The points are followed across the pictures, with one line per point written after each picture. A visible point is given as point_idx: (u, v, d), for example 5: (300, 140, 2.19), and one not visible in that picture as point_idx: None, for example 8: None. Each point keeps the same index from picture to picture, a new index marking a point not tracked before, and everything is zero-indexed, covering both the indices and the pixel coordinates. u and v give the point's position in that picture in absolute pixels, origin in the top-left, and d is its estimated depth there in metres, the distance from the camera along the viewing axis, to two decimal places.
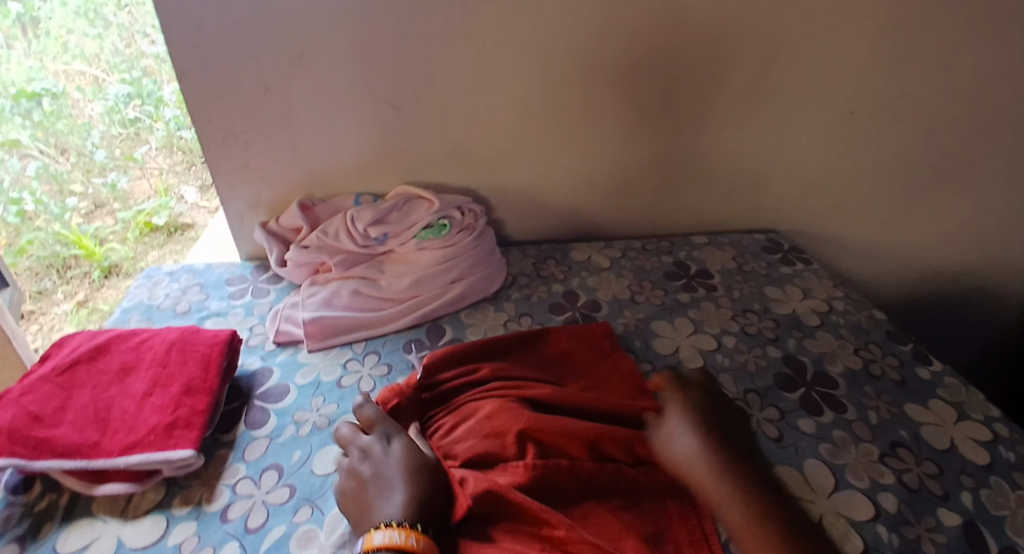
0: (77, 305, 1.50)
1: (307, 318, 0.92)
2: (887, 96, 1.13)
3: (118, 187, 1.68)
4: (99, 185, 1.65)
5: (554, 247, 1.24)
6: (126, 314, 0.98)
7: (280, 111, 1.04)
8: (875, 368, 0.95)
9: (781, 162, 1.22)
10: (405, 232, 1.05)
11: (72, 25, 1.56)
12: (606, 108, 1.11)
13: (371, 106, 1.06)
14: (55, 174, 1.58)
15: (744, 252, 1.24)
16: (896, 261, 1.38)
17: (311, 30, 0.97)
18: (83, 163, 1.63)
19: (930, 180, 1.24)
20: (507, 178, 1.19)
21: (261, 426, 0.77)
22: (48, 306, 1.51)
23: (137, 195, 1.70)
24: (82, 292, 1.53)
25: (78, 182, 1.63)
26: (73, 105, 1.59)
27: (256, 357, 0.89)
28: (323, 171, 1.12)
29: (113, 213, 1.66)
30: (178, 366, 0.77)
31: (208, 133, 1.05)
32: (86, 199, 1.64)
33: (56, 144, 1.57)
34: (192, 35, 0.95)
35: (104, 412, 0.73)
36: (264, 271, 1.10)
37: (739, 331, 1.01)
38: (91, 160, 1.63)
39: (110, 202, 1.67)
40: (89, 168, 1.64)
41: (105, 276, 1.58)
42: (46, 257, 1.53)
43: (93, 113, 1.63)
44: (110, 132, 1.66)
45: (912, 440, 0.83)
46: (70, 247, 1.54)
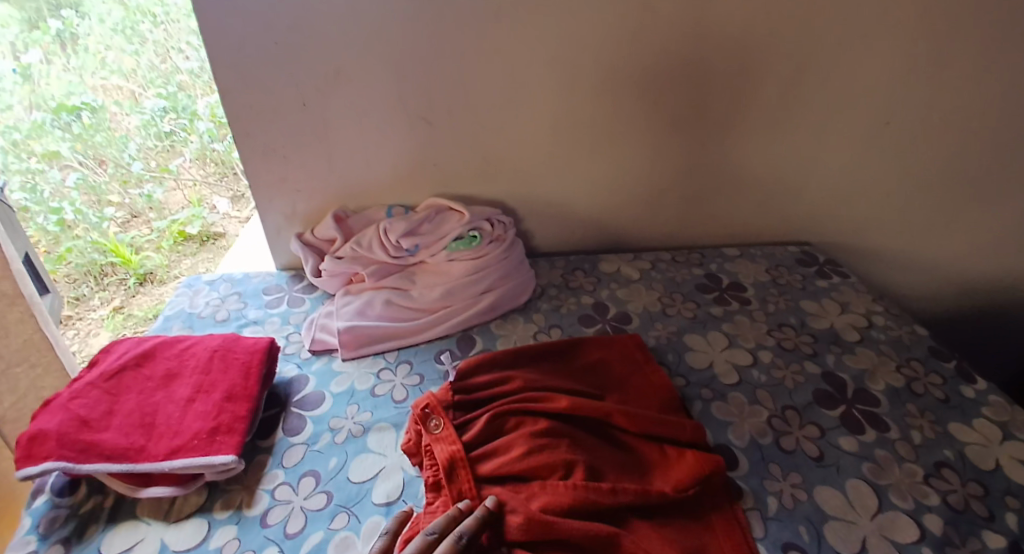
0: (112, 310, 1.50)
1: (341, 327, 0.94)
2: (925, 106, 1.11)
3: (153, 197, 1.71)
4: (136, 196, 1.68)
5: (583, 259, 1.24)
6: (168, 321, 1.00)
7: (317, 126, 1.07)
8: (917, 386, 0.92)
9: (815, 174, 1.21)
10: (437, 243, 1.06)
11: (110, 42, 1.66)
12: (637, 120, 1.11)
13: (405, 121, 1.07)
14: (93, 185, 1.64)
15: (777, 264, 1.23)
16: (934, 275, 1.34)
17: (348, 47, 0.99)
18: (120, 174, 1.68)
19: (970, 191, 1.21)
20: (537, 190, 1.19)
21: (299, 432, 0.78)
22: (85, 312, 1.50)
23: (171, 206, 1.74)
24: (118, 299, 1.53)
25: (116, 193, 1.67)
26: (111, 119, 1.67)
27: (293, 365, 0.90)
28: (357, 184, 1.14)
29: (149, 223, 1.68)
30: (220, 372, 0.79)
31: (248, 146, 1.08)
32: (122, 209, 1.68)
33: (94, 156, 1.64)
34: (237, 53, 0.99)
35: (149, 417, 0.75)
36: (299, 281, 1.12)
37: (775, 346, 0.99)
38: (127, 171, 1.68)
39: (145, 212, 1.70)
40: (126, 178, 1.68)
41: (140, 283, 1.59)
42: (85, 265, 1.53)
43: (130, 126, 1.70)
44: (147, 144, 1.72)
45: (957, 460, 0.80)
46: (107, 255, 1.55)
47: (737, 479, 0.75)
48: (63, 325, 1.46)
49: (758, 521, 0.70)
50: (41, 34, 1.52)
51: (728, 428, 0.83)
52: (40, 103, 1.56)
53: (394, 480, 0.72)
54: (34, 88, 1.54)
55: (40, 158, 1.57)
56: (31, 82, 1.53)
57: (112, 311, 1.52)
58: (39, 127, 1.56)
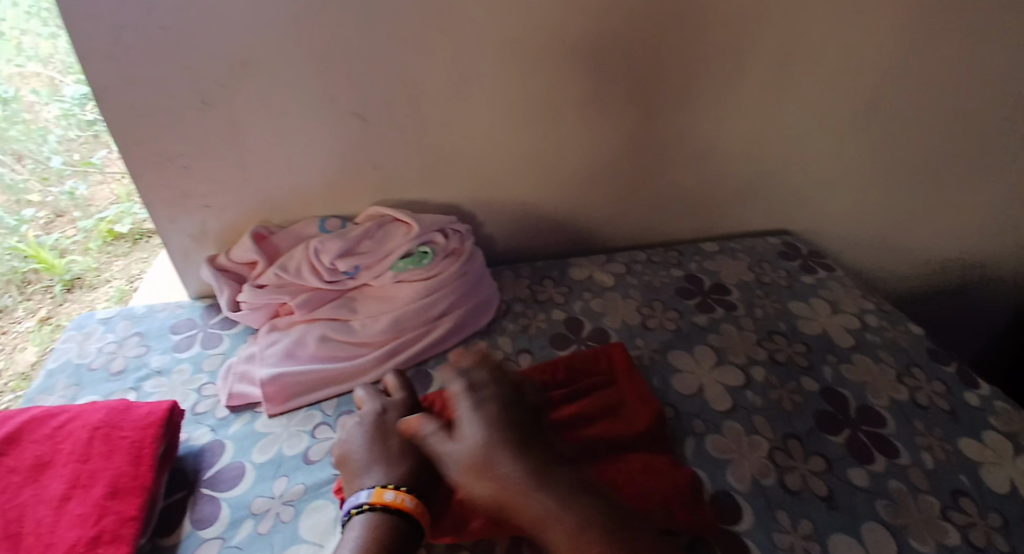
0: (40, 322, 1.25)
1: (264, 377, 0.78)
2: (913, 85, 1.01)
3: (78, 194, 1.42)
4: (58, 193, 1.40)
5: (551, 264, 1.11)
6: (51, 377, 0.83)
7: (223, 129, 0.89)
8: (922, 398, 0.85)
9: (795, 160, 1.10)
10: (381, 263, 0.90)
11: (25, 26, 1.30)
12: (604, 108, 0.98)
13: (333, 118, 0.91)
14: (10, 184, 1.34)
15: (759, 260, 1.12)
16: (917, 259, 1.28)
17: (254, 32, 0.81)
18: (40, 170, 1.38)
19: (955, 173, 1.13)
20: (495, 191, 1.05)
21: (212, 523, 0.63)
22: (7, 325, 1.26)
23: (98, 201, 1.45)
24: (47, 308, 1.29)
25: (36, 191, 1.38)
26: (28, 108, 1.34)
27: (206, 428, 0.75)
28: (279, 194, 0.97)
29: (75, 222, 1.42)
30: (103, 459, 0.63)
31: (138, 156, 0.90)
32: (44, 209, 1.40)
33: (10, 150, 1.33)
34: (110, 44, 0.79)
35: (14, 525, 0.58)
36: (216, 313, 0.95)
37: (768, 361, 0.89)
38: (47, 166, 1.39)
39: (70, 210, 1.43)
40: (46, 175, 1.39)
41: (68, 290, 1.34)
42: (3, 273, 1.28)
43: (49, 117, 1.37)
44: (69, 135, 1.41)
45: (973, 487, 0.74)
46: (28, 261, 1.31)
47: (743, 535, 0.65)
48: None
49: None
50: None
51: (727, 468, 0.73)
52: None
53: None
54: None
55: None
56: None
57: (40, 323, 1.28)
58: None
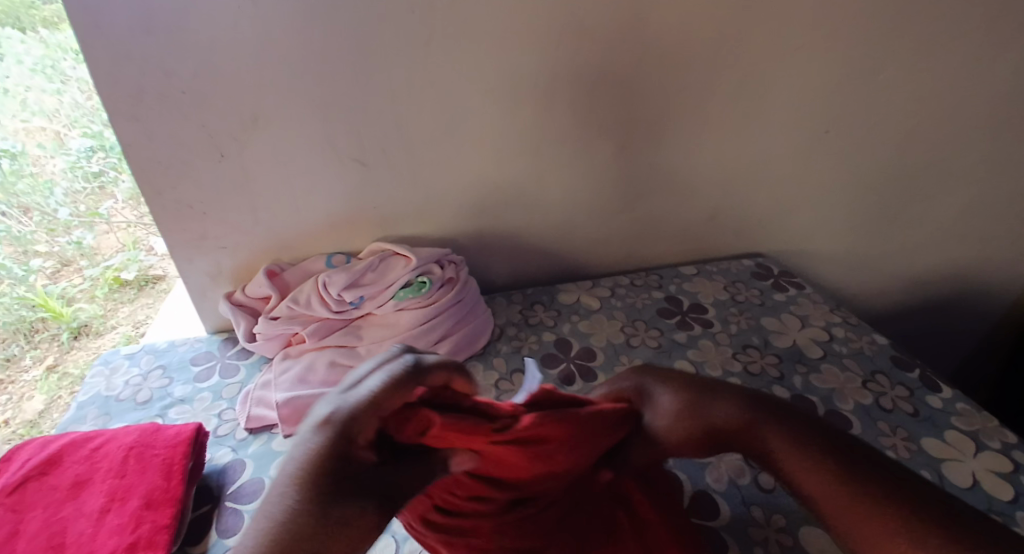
0: (46, 370, 1.34)
1: (280, 399, 0.85)
2: (861, 115, 1.12)
3: (84, 243, 1.46)
4: (64, 243, 1.44)
5: (541, 291, 1.19)
6: (81, 409, 0.89)
7: (237, 176, 0.98)
8: (886, 401, 0.90)
9: (761, 186, 1.20)
10: (382, 293, 0.99)
11: (30, 82, 1.32)
12: (581, 145, 1.08)
13: (337, 164, 1.00)
14: (18, 236, 1.37)
15: (734, 280, 1.20)
16: (886, 273, 1.36)
17: (267, 92, 0.92)
18: (46, 223, 1.41)
19: (912, 191, 1.22)
20: (486, 224, 1.14)
21: (235, 532, 0.69)
22: (16, 373, 1.33)
23: (105, 250, 1.49)
24: (53, 355, 1.36)
25: (43, 242, 1.41)
26: (34, 162, 1.38)
27: (227, 449, 0.81)
28: (289, 234, 1.06)
29: (81, 271, 1.46)
30: (137, 475, 0.70)
31: (161, 205, 0.99)
32: (51, 259, 1.43)
33: (18, 204, 1.36)
34: (139, 107, 0.90)
35: (57, 537, 0.65)
36: (233, 345, 1.02)
37: (742, 372, 0.96)
38: (53, 219, 1.41)
39: (76, 259, 1.46)
40: (53, 226, 1.42)
41: (74, 338, 1.40)
42: (12, 322, 1.34)
43: (55, 169, 1.40)
44: (74, 188, 1.43)
45: (936, 481, 0.78)
46: (35, 310, 1.36)
47: (722, 530, 0.71)
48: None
49: None
50: None
51: (706, 470, 0.78)
52: None
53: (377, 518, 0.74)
54: None
55: None
56: None
57: (47, 370, 1.38)
58: None
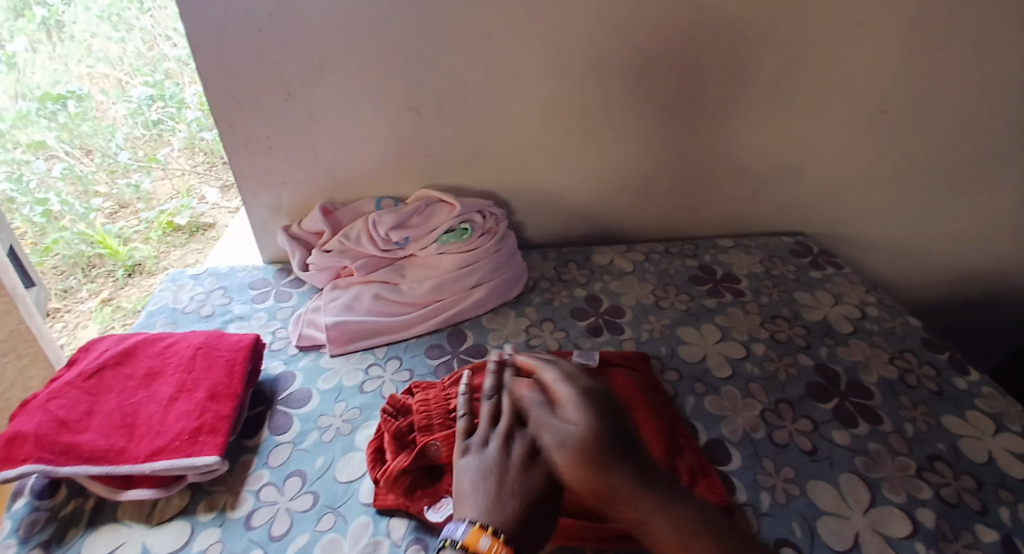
0: (101, 302, 1.42)
1: (328, 322, 0.92)
2: (921, 97, 1.09)
3: (141, 187, 1.58)
4: (123, 186, 1.56)
5: (576, 251, 1.22)
6: (151, 317, 0.98)
7: (301, 116, 1.04)
8: (910, 378, 0.91)
9: (808, 164, 1.19)
10: (427, 236, 1.04)
11: (96, 30, 1.45)
12: (628, 110, 1.09)
13: (393, 111, 1.05)
14: (80, 175, 1.49)
15: (770, 255, 1.21)
16: (928, 265, 1.33)
17: (332, 35, 0.96)
18: (107, 164, 1.53)
19: (966, 182, 1.19)
20: (528, 180, 1.18)
21: (285, 431, 0.76)
22: (73, 304, 1.43)
23: (159, 196, 1.62)
24: (107, 291, 1.45)
25: (103, 183, 1.54)
26: (98, 107, 1.50)
27: (279, 361, 0.89)
28: (344, 175, 1.12)
29: (137, 213, 1.58)
30: (203, 371, 0.77)
31: (231, 137, 1.05)
32: (110, 200, 1.56)
33: (81, 146, 1.49)
34: (216, 42, 0.96)
35: (131, 417, 0.73)
36: (286, 275, 1.10)
37: (768, 339, 0.98)
38: (114, 161, 1.54)
39: (133, 202, 1.58)
40: (113, 169, 1.55)
41: (129, 275, 1.50)
42: (72, 256, 1.45)
43: (117, 115, 1.53)
44: (134, 133, 1.56)
45: (950, 453, 0.79)
46: (94, 246, 1.46)
47: (731, 474, 0.75)
48: (49, 318, 1.39)
49: (751, 517, 0.70)
50: (25, 21, 1.34)
51: (722, 422, 0.82)
52: (25, 91, 1.39)
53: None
54: (19, 77, 1.37)
55: (24, 148, 1.42)
56: (17, 71, 1.36)
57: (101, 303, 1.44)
58: (25, 117, 1.39)
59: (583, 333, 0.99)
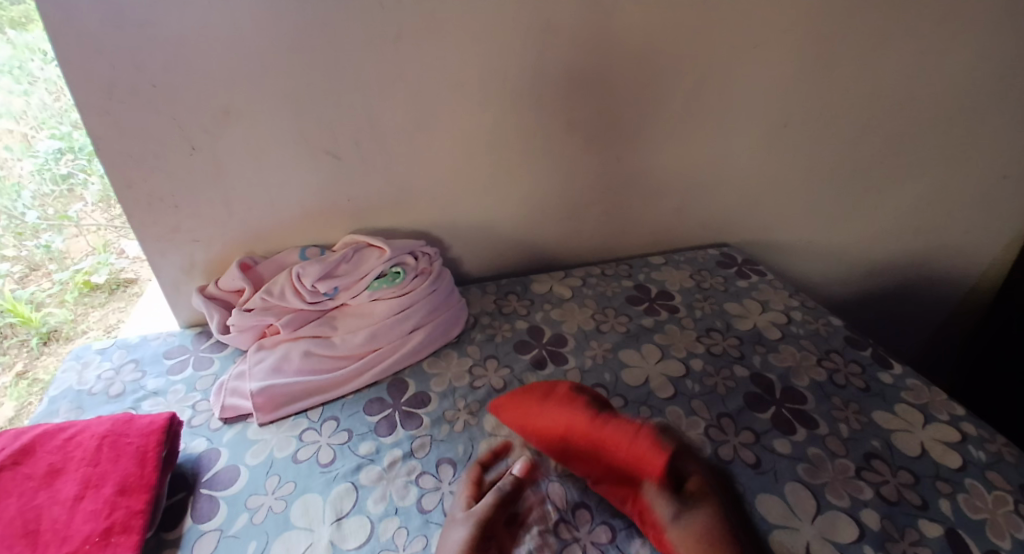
0: (15, 376, 1.27)
1: (254, 389, 0.86)
2: (816, 109, 1.16)
3: (53, 247, 1.38)
4: (33, 248, 1.36)
5: (514, 281, 1.21)
6: (53, 403, 0.89)
7: (209, 169, 0.99)
8: (839, 378, 0.94)
9: (724, 178, 1.23)
10: (357, 283, 1.00)
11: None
12: (549, 139, 1.10)
13: (309, 157, 1.01)
14: None
15: (699, 269, 1.24)
16: (848, 262, 1.40)
17: (237, 84, 0.92)
18: (13, 227, 1.33)
19: (868, 182, 1.27)
20: (458, 215, 1.16)
21: (210, 518, 0.70)
22: None
23: (74, 254, 1.42)
24: (21, 361, 1.30)
25: (11, 246, 1.34)
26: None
27: (202, 439, 0.82)
28: (263, 227, 1.07)
29: (50, 275, 1.39)
30: (111, 463, 0.70)
31: (131, 197, 0.99)
32: (18, 263, 1.36)
33: None
34: (105, 99, 0.90)
35: (33, 522, 0.65)
36: (206, 338, 1.03)
37: (704, 353, 1.00)
38: (21, 222, 1.33)
39: (44, 264, 1.39)
40: (20, 230, 1.34)
41: (44, 342, 1.36)
42: None
43: (22, 172, 1.31)
44: (42, 190, 1.34)
45: (885, 450, 0.82)
46: (3, 315, 1.30)
47: None
48: None
49: None
50: None
51: None
52: None
53: (347, 499, 0.73)
54: None
55: None
56: None
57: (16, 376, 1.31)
58: None
59: (527, 367, 0.97)
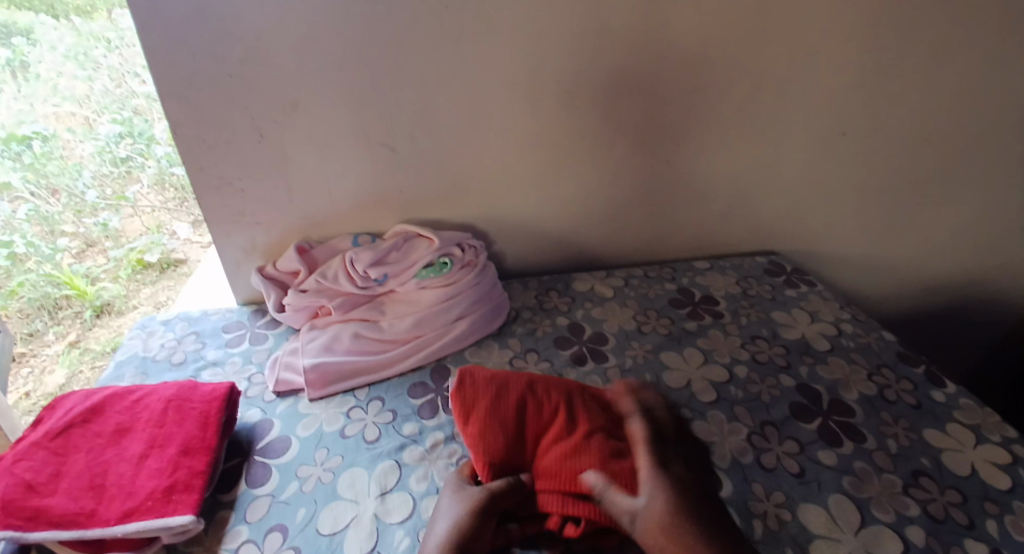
0: (68, 345, 1.29)
1: (307, 365, 0.90)
2: (877, 119, 1.13)
3: (110, 226, 1.46)
4: (91, 225, 1.42)
5: (556, 278, 1.22)
6: (120, 367, 0.95)
7: (275, 157, 1.03)
8: (889, 393, 0.92)
9: (776, 186, 1.22)
10: (406, 271, 1.03)
11: (61, 69, 1.33)
12: (601, 140, 1.11)
13: (366, 147, 1.05)
14: (46, 216, 1.35)
15: (745, 276, 1.22)
16: (899, 278, 1.36)
17: (305, 76, 0.96)
18: (74, 204, 1.40)
19: (926, 197, 1.24)
20: (505, 211, 1.18)
21: (263, 483, 0.74)
22: (39, 347, 1.29)
23: (128, 233, 1.50)
24: (76, 332, 1.32)
25: (69, 222, 1.39)
26: (64, 146, 1.37)
27: (256, 409, 0.86)
28: (319, 213, 1.10)
29: (105, 252, 1.45)
30: (175, 425, 0.75)
31: (200, 179, 1.04)
32: (76, 239, 1.42)
33: (47, 185, 1.35)
34: (183, 86, 0.95)
35: (100, 478, 0.70)
36: (261, 316, 1.07)
37: (749, 360, 0.99)
38: (82, 200, 1.41)
39: (101, 241, 1.45)
40: (80, 208, 1.41)
41: (97, 316, 1.37)
42: (38, 298, 1.30)
43: (84, 153, 1.41)
44: (101, 172, 1.44)
45: (934, 468, 0.80)
46: (61, 288, 1.32)
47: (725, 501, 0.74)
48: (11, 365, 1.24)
49: None
50: None
51: (710, 449, 0.82)
52: None
53: (391, 476, 0.75)
54: None
55: None
56: None
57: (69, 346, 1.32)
58: None
59: (568, 363, 0.98)
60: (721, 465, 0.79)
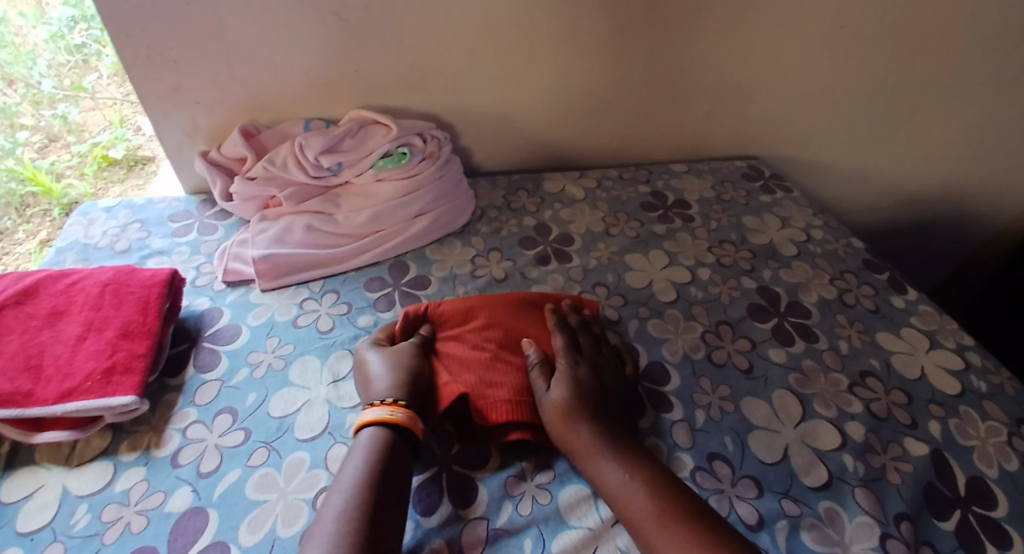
0: (40, 244, 1.22)
1: (256, 256, 0.87)
2: (882, 11, 1.04)
3: (70, 118, 1.32)
4: (50, 117, 1.30)
5: (526, 178, 1.17)
6: (61, 254, 0.91)
7: (208, 21, 0.93)
8: (849, 297, 0.92)
9: (764, 85, 1.14)
10: (363, 161, 0.97)
11: None
12: (577, 19, 1.01)
13: (314, 18, 0.95)
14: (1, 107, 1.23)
15: (722, 180, 1.18)
16: (877, 190, 1.34)
17: None
18: (30, 95, 1.27)
19: (920, 98, 1.16)
20: (472, 102, 1.10)
21: (212, 369, 0.74)
22: (8, 246, 1.21)
23: (91, 127, 1.35)
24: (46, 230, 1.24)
25: (29, 115, 1.27)
26: (14, 32, 1.22)
27: (205, 298, 0.84)
28: (266, 94, 1.02)
29: (69, 147, 1.32)
30: (113, 308, 0.73)
31: (129, 48, 0.94)
32: (38, 133, 1.30)
33: None
34: None
35: (36, 359, 0.68)
36: (211, 206, 1.02)
37: (714, 263, 0.98)
38: (38, 90, 1.27)
39: (63, 135, 1.33)
40: (37, 99, 1.28)
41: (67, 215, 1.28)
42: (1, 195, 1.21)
43: (37, 40, 1.25)
44: (58, 60, 1.28)
45: (882, 369, 0.81)
46: (25, 184, 1.22)
47: (670, 393, 0.76)
48: None
49: (683, 431, 0.71)
50: None
51: (663, 345, 0.82)
52: None
53: (343, 364, 0.75)
54: None
55: None
56: None
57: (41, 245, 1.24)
58: None
59: (530, 262, 0.96)
60: (675, 361, 0.80)
